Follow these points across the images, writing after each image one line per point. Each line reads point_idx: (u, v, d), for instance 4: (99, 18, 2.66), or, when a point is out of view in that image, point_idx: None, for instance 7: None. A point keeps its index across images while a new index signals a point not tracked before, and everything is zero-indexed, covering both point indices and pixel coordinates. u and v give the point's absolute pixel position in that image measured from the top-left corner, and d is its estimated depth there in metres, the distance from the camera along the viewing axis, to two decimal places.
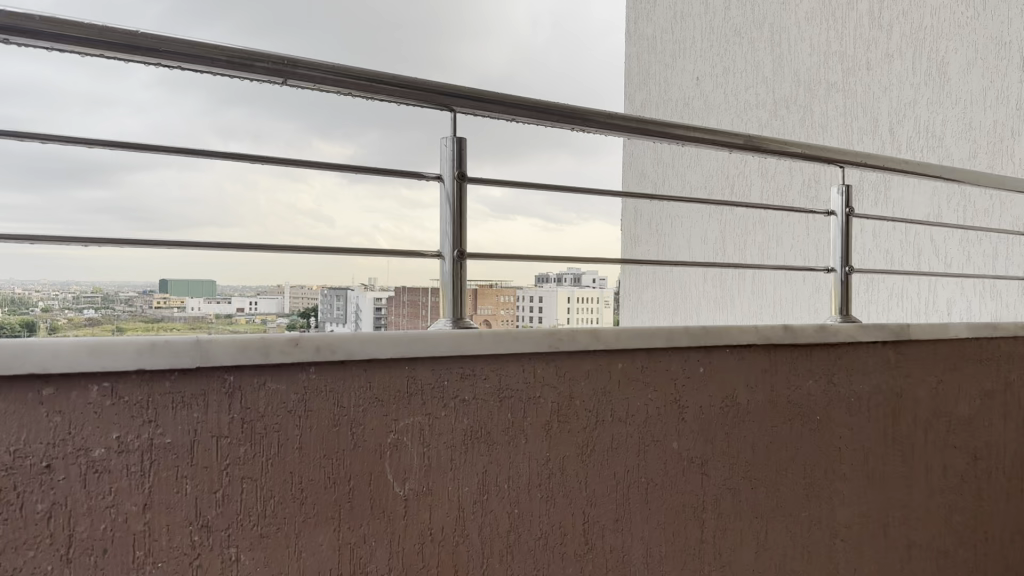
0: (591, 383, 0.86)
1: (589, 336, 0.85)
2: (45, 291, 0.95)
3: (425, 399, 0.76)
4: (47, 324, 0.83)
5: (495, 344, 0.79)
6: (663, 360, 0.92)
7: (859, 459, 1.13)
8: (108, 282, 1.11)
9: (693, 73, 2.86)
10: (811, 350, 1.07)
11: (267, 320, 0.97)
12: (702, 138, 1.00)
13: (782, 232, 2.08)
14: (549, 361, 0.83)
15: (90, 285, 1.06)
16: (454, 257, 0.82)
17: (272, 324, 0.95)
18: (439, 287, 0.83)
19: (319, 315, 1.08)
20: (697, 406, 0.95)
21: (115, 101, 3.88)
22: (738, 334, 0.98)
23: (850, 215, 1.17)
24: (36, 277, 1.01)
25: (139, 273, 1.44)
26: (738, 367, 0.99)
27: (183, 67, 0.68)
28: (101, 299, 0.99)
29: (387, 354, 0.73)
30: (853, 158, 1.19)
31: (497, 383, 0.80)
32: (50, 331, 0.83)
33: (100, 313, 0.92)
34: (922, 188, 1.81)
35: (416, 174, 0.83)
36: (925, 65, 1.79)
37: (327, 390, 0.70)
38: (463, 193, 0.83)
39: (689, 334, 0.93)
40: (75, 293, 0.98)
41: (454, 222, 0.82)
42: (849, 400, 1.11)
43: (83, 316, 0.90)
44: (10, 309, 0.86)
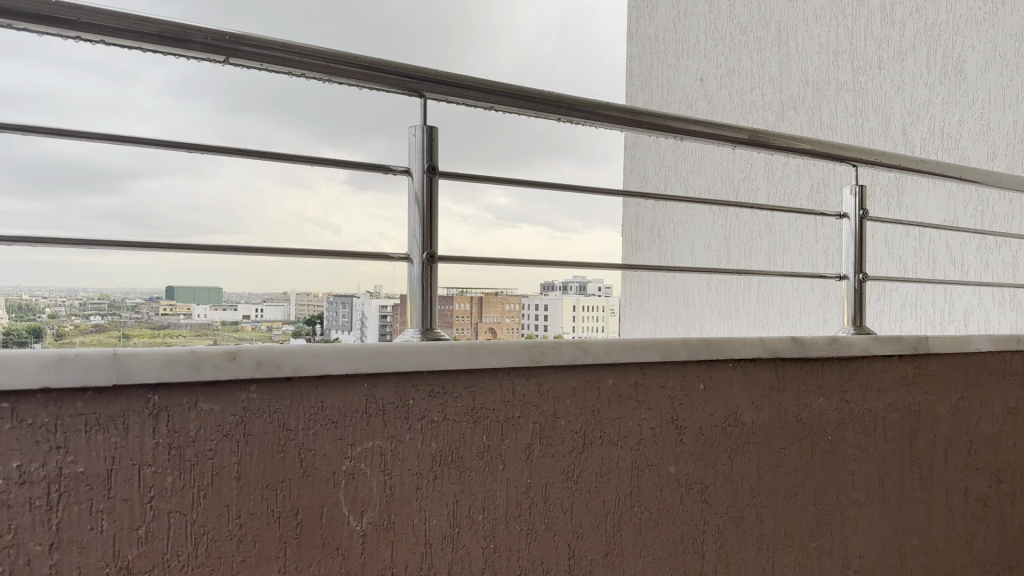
0: (577, 403, 0.77)
1: (576, 349, 0.77)
2: (53, 296, 0.91)
3: (387, 420, 0.67)
4: (53, 331, 0.79)
5: (466, 358, 0.70)
6: (659, 375, 0.83)
7: (873, 483, 1.03)
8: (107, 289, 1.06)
9: (697, 73, 2.77)
10: (823, 364, 0.98)
11: (273, 328, 0.99)
12: (701, 132, 0.91)
13: (790, 238, 1.99)
14: (529, 377, 0.74)
15: (96, 290, 1.04)
16: (423, 260, 0.74)
17: (277, 332, 0.96)
18: (406, 295, 0.74)
19: (325, 323, 1.06)
20: (697, 427, 0.86)
21: (111, 104, 3.83)
22: (742, 346, 0.89)
23: (864, 218, 1.08)
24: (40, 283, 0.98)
25: (111, 276, 1.36)
26: (743, 384, 0.90)
27: (110, 43, 0.60)
28: (108, 304, 0.98)
29: (341, 370, 0.64)
30: (867, 156, 1.10)
31: (470, 401, 0.71)
32: (56, 338, 0.79)
33: (107, 320, 0.90)
34: (937, 192, 1.72)
35: (383, 168, 0.74)
36: (940, 63, 1.71)
37: (271, 411, 0.62)
38: (434, 189, 0.74)
39: (688, 346, 0.85)
40: (83, 299, 0.95)
41: (425, 222, 0.74)
42: (863, 419, 1.02)
43: (91, 322, 0.88)
44: (18, 313, 0.82)
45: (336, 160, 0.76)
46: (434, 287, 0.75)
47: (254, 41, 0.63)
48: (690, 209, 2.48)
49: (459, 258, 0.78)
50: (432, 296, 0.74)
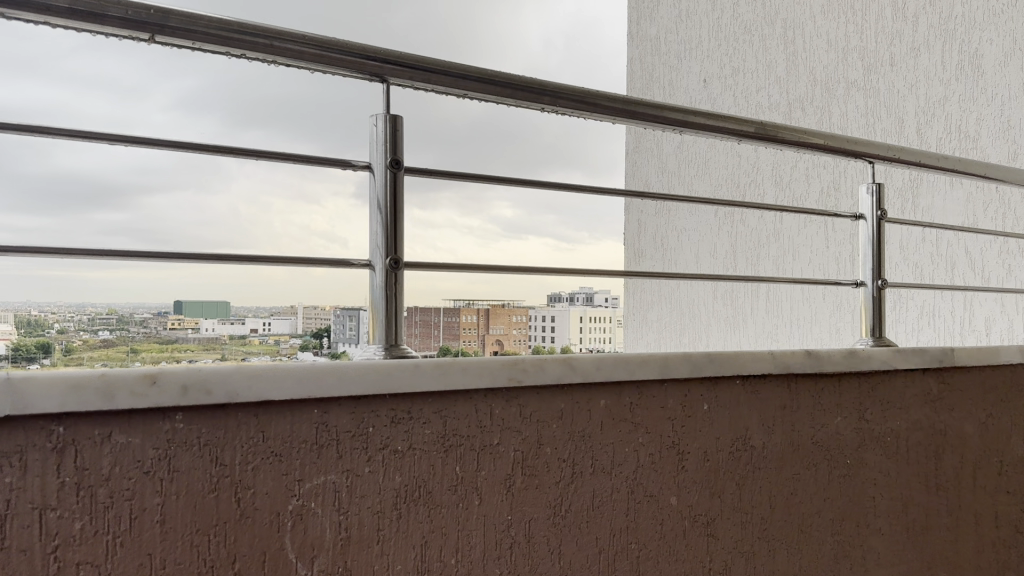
0: (565, 427, 0.68)
1: (562, 365, 0.68)
2: (62, 312, 0.92)
3: (342, 451, 0.58)
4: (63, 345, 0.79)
5: (434, 379, 0.61)
6: (658, 396, 0.74)
7: (897, 510, 0.94)
8: (117, 306, 1.05)
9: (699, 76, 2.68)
10: (840, 380, 0.88)
11: (279, 342, 0.96)
12: (703, 125, 0.83)
13: (799, 245, 1.90)
14: (509, 399, 0.65)
15: (105, 305, 1.03)
16: (387, 266, 0.65)
17: (284, 345, 0.92)
18: (369, 307, 0.65)
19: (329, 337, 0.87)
20: (701, 452, 0.77)
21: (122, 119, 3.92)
22: (751, 361, 0.80)
23: (882, 220, 0.99)
24: (50, 300, 0.97)
25: (84, 287, 1.29)
26: (753, 403, 0.81)
27: (12, 18, 0.51)
28: (117, 320, 0.97)
29: (284, 395, 0.55)
30: (886, 152, 1.00)
31: (441, 427, 0.62)
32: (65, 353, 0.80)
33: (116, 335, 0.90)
34: (955, 195, 1.63)
35: (341, 163, 0.65)
36: (956, 58, 1.62)
37: (201, 443, 0.53)
38: (399, 184, 0.65)
39: (690, 362, 0.75)
40: (92, 315, 0.96)
41: (389, 222, 0.65)
42: (885, 440, 0.93)
43: (99, 338, 0.88)
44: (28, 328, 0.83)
45: (290, 155, 0.67)
46: (400, 296, 0.66)
47: (184, 17, 0.55)
48: (694, 215, 2.38)
49: (431, 266, 0.69)
50: (398, 307, 0.65)
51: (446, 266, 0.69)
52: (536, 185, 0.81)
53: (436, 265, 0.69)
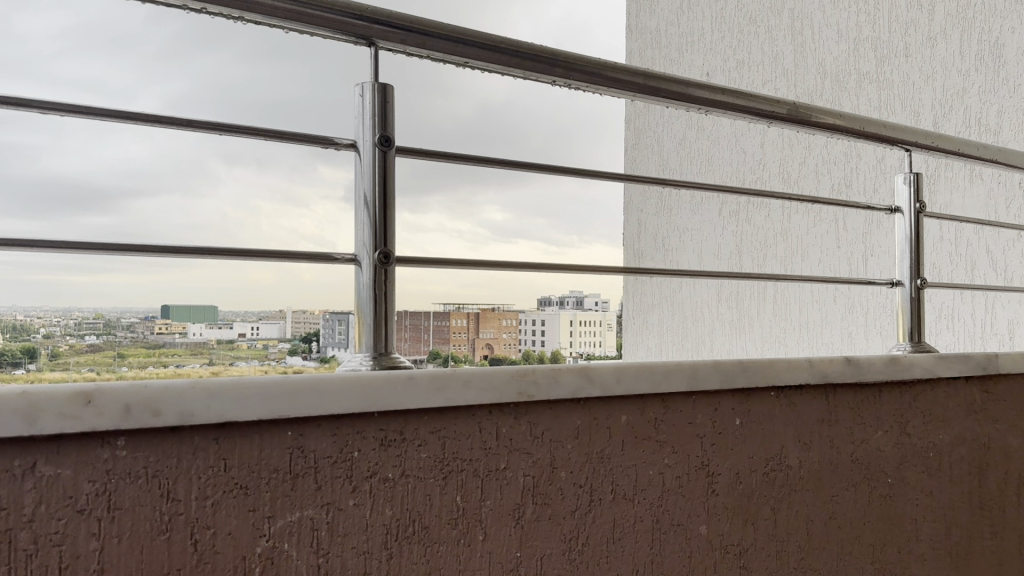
0: (582, 447, 0.59)
1: (579, 377, 0.58)
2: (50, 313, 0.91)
3: (321, 481, 0.49)
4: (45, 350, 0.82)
5: (430, 394, 0.52)
6: (685, 410, 0.65)
7: (939, 533, 0.85)
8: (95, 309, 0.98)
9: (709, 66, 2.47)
10: (880, 391, 0.79)
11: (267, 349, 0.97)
12: (732, 104, 0.74)
13: (809, 244, 1.82)
14: (517, 415, 0.56)
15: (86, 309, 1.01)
16: (375, 261, 0.54)
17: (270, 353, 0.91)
18: (356, 310, 0.55)
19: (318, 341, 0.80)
20: (733, 474, 0.68)
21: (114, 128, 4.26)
22: (786, 370, 0.71)
23: (921, 213, 0.90)
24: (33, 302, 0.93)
25: (55, 287, 1.20)
26: (787, 417, 0.72)
27: None
28: (102, 322, 0.94)
29: (250, 416, 0.46)
30: (925, 138, 0.91)
31: (439, 450, 0.53)
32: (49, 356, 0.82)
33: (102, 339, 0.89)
34: (975, 191, 1.55)
35: (322, 140, 0.55)
36: (975, 48, 1.53)
37: (149, 474, 0.44)
38: (389, 163, 0.55)
39: (720, 372, 0.66)
40: (78, 316, 0.92)
41: (378, 207, 0.55)
42: (928, 455, 0.84)
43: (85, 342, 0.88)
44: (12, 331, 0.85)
45: (265, 132, 0.58)
46: (391, 297, 0.55)
47: None
48: (697, 214, 2.29)
49: (430, 262, 0.59)
50: (388, 309, 0.55)
51: (449, 262, 0.59)
52: (549, 170, 0.71)
53: (438, 260, 0.59)
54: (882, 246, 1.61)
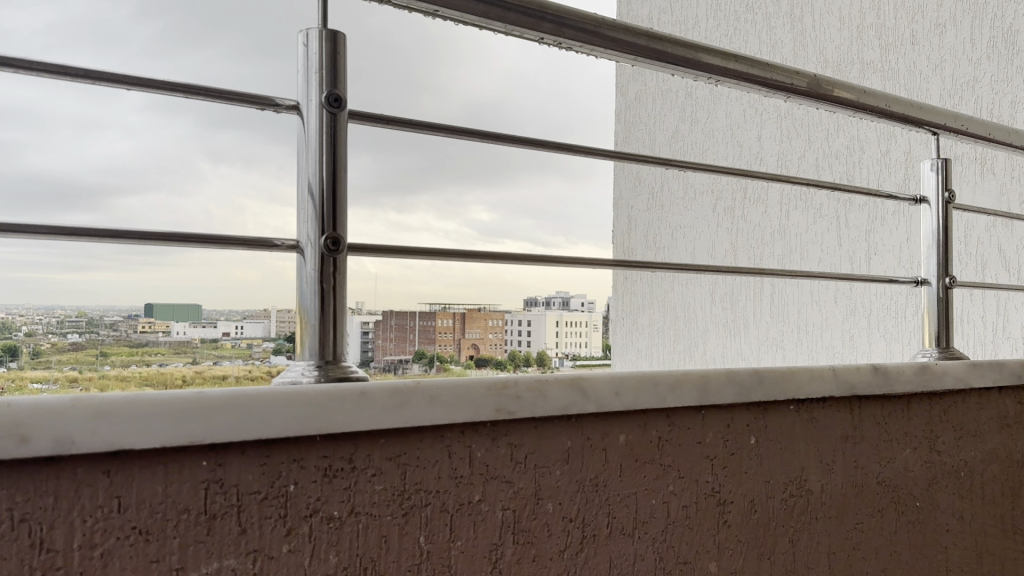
0: (573, 474, 0.49)
1: (570, 390, 0.49)
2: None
3: (246, 522, 0.39)
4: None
5: (384, 414, 0.42)
6: (695, 429, 0.55)
7: (970, 564, 0.75)
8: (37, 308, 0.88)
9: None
10: (908, 404, 0.70)
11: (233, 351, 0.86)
12: (747, 73, 0.64)
13: (807, 243, 1.73)
14: (494, 438, 0.46)
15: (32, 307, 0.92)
16: (321, 247, 0.44)
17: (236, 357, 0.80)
18: (298, 310, 0.44)
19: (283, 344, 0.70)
20: (747, 503, 0.58)
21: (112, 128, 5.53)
22: (808, 382, 0.61)
23: (949, 204, 0.81)
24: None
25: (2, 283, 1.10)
26: (808, 433, 0.62)
27: None
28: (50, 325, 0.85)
29: (152, 443, 0.36)
30: (955, 121, 0.82)
31: (397, 481, 0.43)
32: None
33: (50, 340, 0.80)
34: (987, 187, 1.46)
35: (259, 99, 0.45)
36: (987, 34, 1.44)
37: (17, 519, 0.34)
38: (340, 128, 0.45)
39: (734, 381, 0.57)
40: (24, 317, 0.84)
41: (327, 182, 0.44)
42: (958, 475, 0.74)
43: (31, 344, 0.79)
44: None
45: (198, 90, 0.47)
46: (342, 292, 0.45)
47: None
48: (690, 210, 2.19)
49: (399, 252, 0.49)
50: (338, 309, 0.45)
51: (425, 252, 0.49)
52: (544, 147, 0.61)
53: (412, 249, 0.49)
54: (885, 244, 1.53)
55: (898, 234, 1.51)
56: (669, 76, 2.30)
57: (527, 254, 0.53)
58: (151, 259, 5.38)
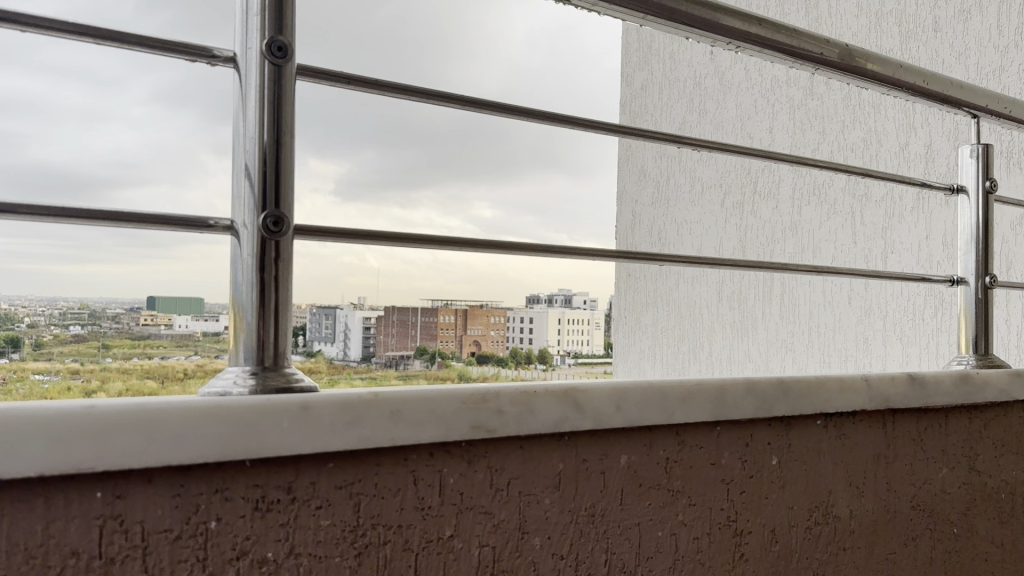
0: (566, 503, 0.41)
1: (563, 402, 0.41)
2: None
3: (154, 565, 0.31)
4: None
5: (329, 434, 0.34)
6: (708, 448, 0.47)
7: None
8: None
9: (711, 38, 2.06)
10: (947, 418, 0.62)
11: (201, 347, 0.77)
12: (775, 41, 0.56)
13: (820, 240, 1.66)
14: (469, 462, 0.38)
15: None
16: (259, 226, 0.36)
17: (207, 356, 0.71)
18: (232, 306, 0.36)
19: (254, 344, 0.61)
20: (768, 533, 0.50)
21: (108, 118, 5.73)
22: (838, 393, 0.53)
23: (989, 194, 0.73)
24: None
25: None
26: (835, 452, 0.54)
27: None
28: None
29: (27, 471, 0.28)
30: (998, 103, 0.74)
31: (349, 513, 0.35)
32: None
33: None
34: (1014, 181, 1.38)
35: (193, 49, 0.37)
36: (1017, 20, 1.36)
37: None
38: (287, 82, 0.37)
39: (755, 393, 0.49)
40: None
41: (271, 148, 0.36)
42: (998, 497, 0.66)
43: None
44: None
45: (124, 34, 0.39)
46: (287, 284, 0.37)
47: None
48: (696, 205, 2.10)
49: (363, 238, 0.40)
50: (282, 305, 0.37)
51: (396, 237, 0.41)
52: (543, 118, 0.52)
53: (381, 235, 0.40)
54: (903, 242, 1.45)
55: (917, 232, 1.42)
56: (677, 66, 2.21)
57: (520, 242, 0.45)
58: (149, 251, 5.32)
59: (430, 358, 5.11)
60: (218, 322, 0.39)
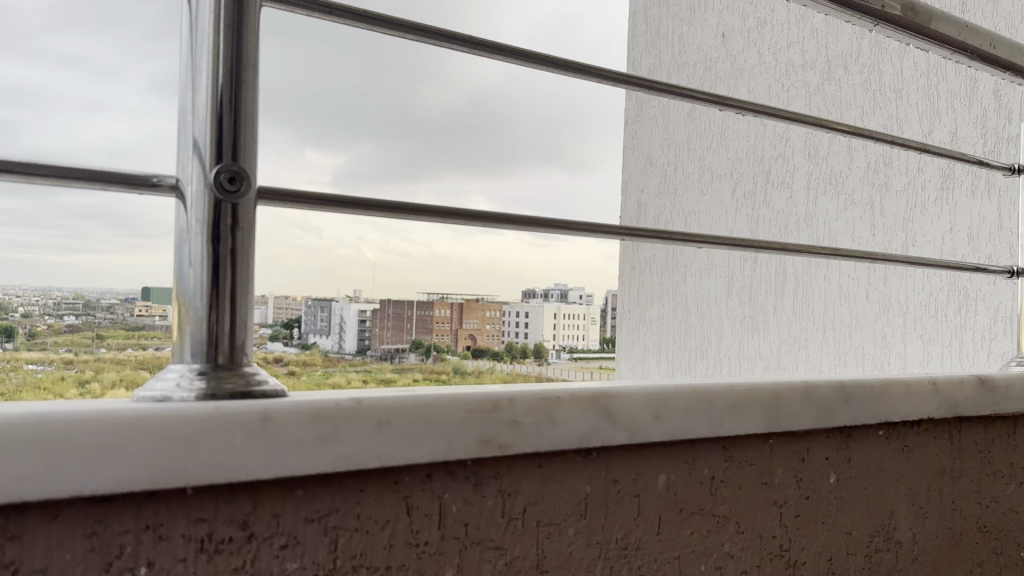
0: (592, 535, 0.34)
1: (591, 410, 0.33)
2: None
3: None
4: None
5: (294, 455, 0.26)
6: (757, 462, 0.39)
7: None
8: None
9: (722, 21, 1.97)
10: (1015, 426, 0.54)
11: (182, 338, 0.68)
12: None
13: (837, 232, 1.58)
14: (476, 487, 0.31)
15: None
16: (211, 185, 0.28)
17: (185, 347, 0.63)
18: (177, 290, 0.28)
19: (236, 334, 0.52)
20: (823, 563, 0.43)
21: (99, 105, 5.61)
22: (903, 399, 0.46)
23: None
24: None
25: None
26: (897, 467, 0.47)
27: None
28: None
29: None
30: None
31: (323, 553, 0.28)
32: None
33: None
34: None
35: None
36: None
37: None
38: (249, 5, 0.29)
39: (813, 402, 0.41)
40: None
41: (227, 83, 0.28)
42: None
43: None
44: None
45: None
46: (249, 261, 0.29)
47: None
48: (706, 195, 2.02)
49: (348, 207, 0.32)
50: (242, 286, 0.29)
51: (390, 205, 0.32)
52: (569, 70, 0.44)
53: (373, 201, 0.32)
54: (926, 233, 1.36)
55: (940, 223, 1.33)
56: (686, 49, 2.13)
57: (540, 217, 0.37)
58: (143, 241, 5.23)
59: (425, 352, 5.21)
60: (162, 307, 0.31)
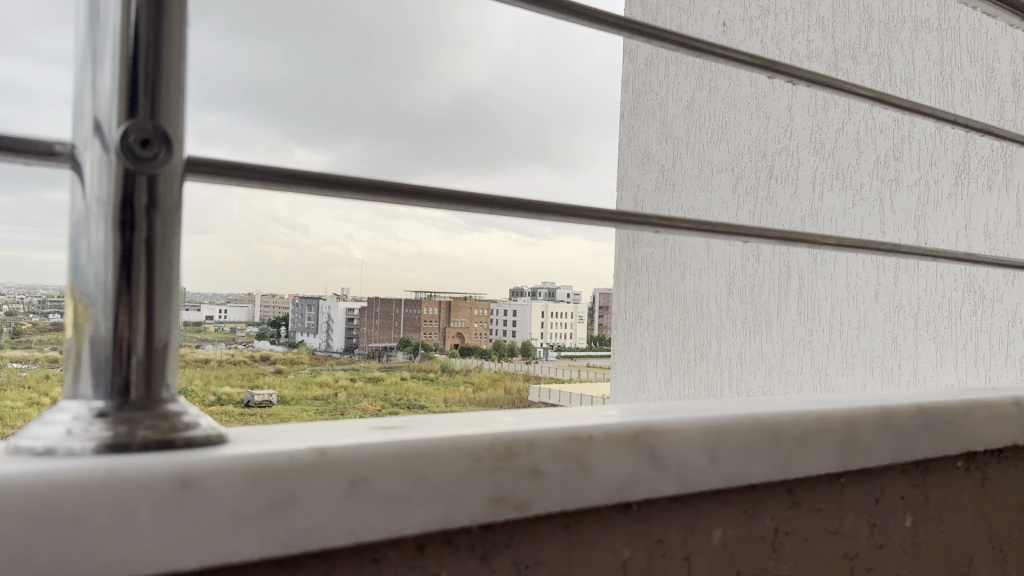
0: None
1: (632, 451, 0.25)
2: None
3: None
4: None
5: (228, 530, 0.18)
6: (826, 508, 0.32)
7: None
8: None
9: (722, 10, 1.90)
10: None
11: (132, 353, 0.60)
12: None
13: (844, 229, 1.51)
14: (482, 561, 0.23)
15: None
16: (122, 150, 0.20)
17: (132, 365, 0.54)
18: (73, 293, 0.20)
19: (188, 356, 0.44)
20: None
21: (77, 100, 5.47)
22: (988, 424, 0.38)
23: None
24: None
25: None
26: (980, 504, 0.39)
27: None
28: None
29: None
30: None
31: None
32: None
33: None
34: None
35: None
36: None
37: None
38: None
39: (890, 432, 0.33)
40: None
41: (144, 10, 0.20)
42: None
43: None
44: None
45: None
46: (174, 250, 0.21)
47: None
48: (705, 190, 1.95)
49: (308, 184, 0.24)
50: (163, 287, 0.21)
51: (365, 183, 0.24)
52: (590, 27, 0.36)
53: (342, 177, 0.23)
54: (939, 231, 1.28)
55: (954, 219, 1.25)
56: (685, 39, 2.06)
57: (560, 203, 0.29)
58: None
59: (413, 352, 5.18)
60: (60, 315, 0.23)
